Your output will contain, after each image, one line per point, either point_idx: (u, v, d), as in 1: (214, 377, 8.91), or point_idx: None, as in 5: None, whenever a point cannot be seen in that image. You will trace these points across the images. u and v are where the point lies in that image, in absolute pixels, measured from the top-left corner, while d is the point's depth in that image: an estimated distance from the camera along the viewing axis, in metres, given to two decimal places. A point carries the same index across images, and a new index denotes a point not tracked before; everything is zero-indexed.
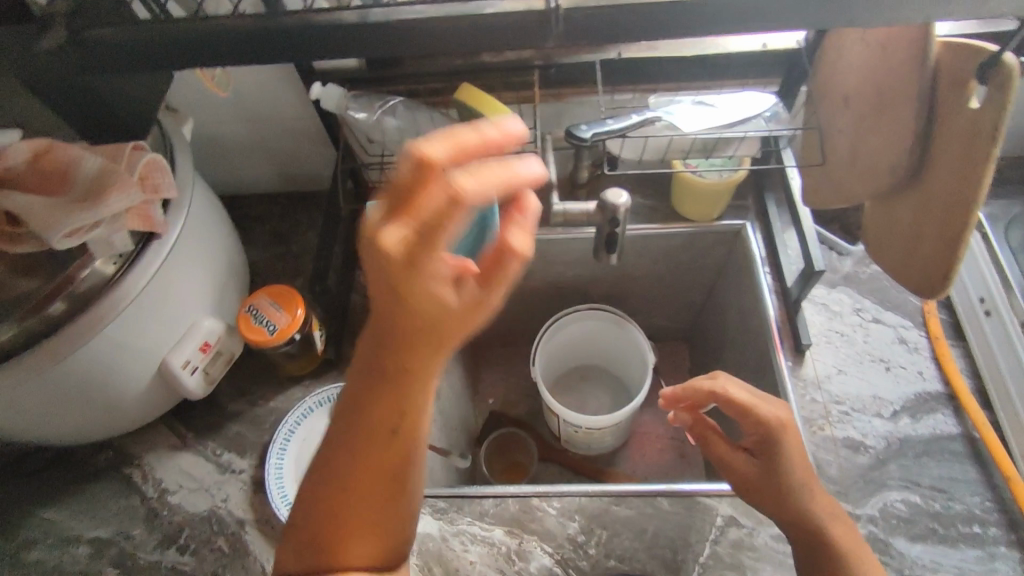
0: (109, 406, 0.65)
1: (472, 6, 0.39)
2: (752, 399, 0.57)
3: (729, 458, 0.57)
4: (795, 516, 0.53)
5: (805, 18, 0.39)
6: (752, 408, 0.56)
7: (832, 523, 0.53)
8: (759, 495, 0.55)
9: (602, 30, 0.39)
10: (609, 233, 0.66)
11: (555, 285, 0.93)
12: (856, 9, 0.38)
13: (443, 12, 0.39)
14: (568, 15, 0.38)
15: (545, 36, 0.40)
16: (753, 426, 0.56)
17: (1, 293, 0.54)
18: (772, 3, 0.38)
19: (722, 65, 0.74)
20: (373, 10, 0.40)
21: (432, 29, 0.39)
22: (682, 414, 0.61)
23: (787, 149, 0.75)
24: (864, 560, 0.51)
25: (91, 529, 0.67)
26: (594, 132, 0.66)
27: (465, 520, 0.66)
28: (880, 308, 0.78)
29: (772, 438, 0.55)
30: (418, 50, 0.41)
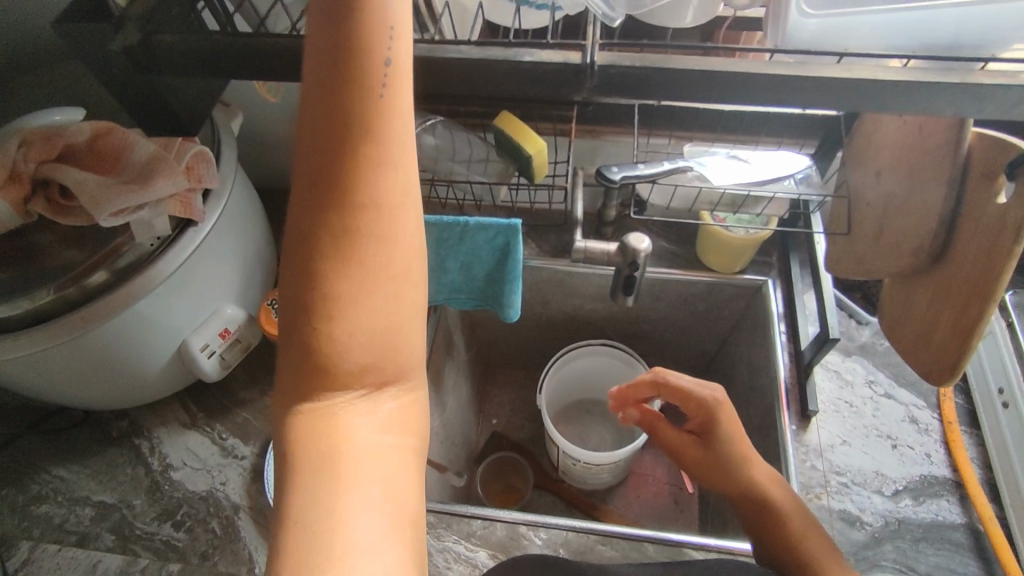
0: (126, 377, 0.68)
1: (513, 52, 0.40)
2: (693, 385, 0.63)
3: (672, 435, 0.64)
4: (737, 487, 0.58)
5: (839, 98, 0.39)
6: (693, 394, 0.63)
7: (768, 486, 0.57)
8: (708, 472, 0.60)
9: (635, 87, 0.40)
10: (628, 276, 0.66)
11: (570, 316, 0.94)
12: (888, 96, 0.38)
13: (488, 54, 0.40)
14: (603, 70, 0.39)
15: (579, 86, 0.41)
16: (692, 408, 0.63)
17: (45, 261, 0.57)
18: (805, 80, 0.38)
19: (760, 123, 0.75)
20: (419, 42, 0.42)
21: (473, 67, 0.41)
22: (631, 410, 0.68)
23: (815, 213, 0.76)
24: (799, 516, 0.55)
25: (96, 493, 0.70)
26: (624, 175, 0.67)
27: (452, 537, 0.66)
28: (894, 384, 0.77)
29: (711, 418, 0.61)
30: (460, 86, 0.42)
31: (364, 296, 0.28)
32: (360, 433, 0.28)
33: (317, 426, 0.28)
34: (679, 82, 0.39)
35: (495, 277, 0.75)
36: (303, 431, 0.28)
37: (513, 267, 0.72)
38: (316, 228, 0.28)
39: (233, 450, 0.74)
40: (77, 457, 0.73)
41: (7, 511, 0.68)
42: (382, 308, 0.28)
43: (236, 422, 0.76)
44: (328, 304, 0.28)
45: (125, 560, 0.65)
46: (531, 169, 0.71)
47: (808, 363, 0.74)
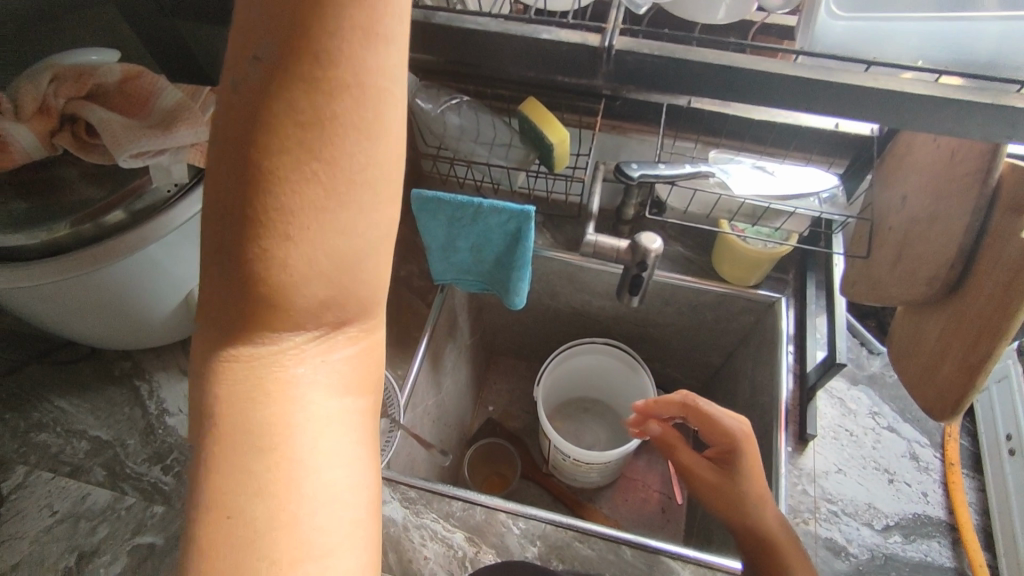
0: (133, 319, 0.70)
1: (531, 28, 0.40)
2: (720, 413, 0.62)
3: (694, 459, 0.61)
4: (747, 526, 0.56)
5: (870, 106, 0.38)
6: (717, 420, 0.62)
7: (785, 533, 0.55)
8: (718, 501, 0.58)
9: (653, 77, 0.40)
10: (635, 275, 0.65)
11: (577, 312, 0.93)
12: (914, 106, 0.37)
13: (506, 28, 0.40)
14: (620, 55, 0.39)
15: (595, 71, 0.41)
16: (717, 434, 0.62)
17: (65, 195, 0.59)
18: (828, 87, 0.37)
19: (789, 136, 0.74)
20: (442, 13, 0.42)
21: (492, 41, 0.41)
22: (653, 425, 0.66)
23: (837, 234, 0.74)
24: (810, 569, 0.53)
25: (94, 428, 0.72)
26: (643, 173, 0.66)
27: (430, 515, 0.66)
28: (898, 418, 0.75)
29: (734, 450, 0.60)
30: (476, 58, 0.43)
31: (334, 209, 0.25)
32: (311, 396, 0.28)
33: (260, 382, 0.28)
34: (699, 76, 0.39)
35: (505, 263, 0.75)
36: (243, 385, 0.27)
37: (523, 254, 0.72)
38: (277, 151, 0.24)
39: None
40: (80, 390, 0.75)
41: (9, 435, 0.71)
42: (347, 234, 0.26)
43: None
44: (282, 217, 0.25)
45: (112, 496, 0.67)
46: (552, 157, 0.70)
47: (812, 386, 0.73)
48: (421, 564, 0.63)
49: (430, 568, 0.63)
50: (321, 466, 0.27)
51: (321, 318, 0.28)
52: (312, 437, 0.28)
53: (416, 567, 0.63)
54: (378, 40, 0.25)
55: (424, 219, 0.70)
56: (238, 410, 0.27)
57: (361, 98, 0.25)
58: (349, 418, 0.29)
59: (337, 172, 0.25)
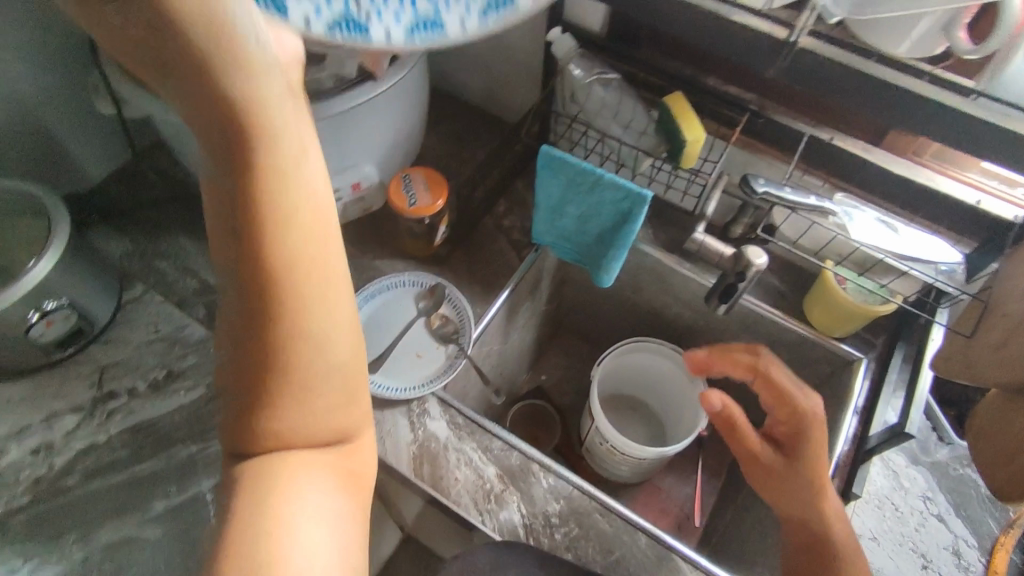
0: None
1: (726, 10, 0.52)
2: (789, 386, 0.65)
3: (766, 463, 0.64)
4: (794, 503, 0.60)
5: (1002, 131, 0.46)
6: (787, 393, 0.65)
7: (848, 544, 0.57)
8: (772, 482, 0.62)
9: (818, 75, 0.50)
10: (731, 283, 0.67)
11: (654, 312, 0.94)
12: None
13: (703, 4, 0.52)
14: (801, 50, 0.50)
15: (767, 60, 0.52)
16: (786, 419, 0.65)
17: None
18: None
19: (925, 201, 0.72)
20: None
21: (690, 19, 0.53)
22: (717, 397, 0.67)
23: (944, 309, 0.72)
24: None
25: (206, 273, 0.80)
26: (767, 191, 0.67)
27: (471, 444, 0.68)
28: (950, 510, 0.73)
29: (802, 425, 0.63)
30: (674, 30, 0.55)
31: (278, 394, 0.34)
32: (301, 482, 0.35)
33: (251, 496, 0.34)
34: None
35: (605, 239, 0.78)
36: (244, 512, 0.34)
37: (627, 233, 0.74)
38: (248, 345, 0.33)
39: None
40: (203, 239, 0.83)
41: (138, 256, 0.80)
42: (297, 403, 0.34)
43: None
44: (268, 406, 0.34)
45: (206, 334, 0.75)
46: (681, 152, 0.72)
47: (872, 449, 0.71)
48: (450, 484, 0.66)
49: (458, 491, 0.65)
50: (311, 527, 0.34)
51: (284, 416, 0.34)
52: (320, 376, 0.34)
53: (444, 484, 0.66)
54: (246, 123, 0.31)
55: (546, 174, 0.73)
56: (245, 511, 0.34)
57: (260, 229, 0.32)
58: (350, 356, 0.36)
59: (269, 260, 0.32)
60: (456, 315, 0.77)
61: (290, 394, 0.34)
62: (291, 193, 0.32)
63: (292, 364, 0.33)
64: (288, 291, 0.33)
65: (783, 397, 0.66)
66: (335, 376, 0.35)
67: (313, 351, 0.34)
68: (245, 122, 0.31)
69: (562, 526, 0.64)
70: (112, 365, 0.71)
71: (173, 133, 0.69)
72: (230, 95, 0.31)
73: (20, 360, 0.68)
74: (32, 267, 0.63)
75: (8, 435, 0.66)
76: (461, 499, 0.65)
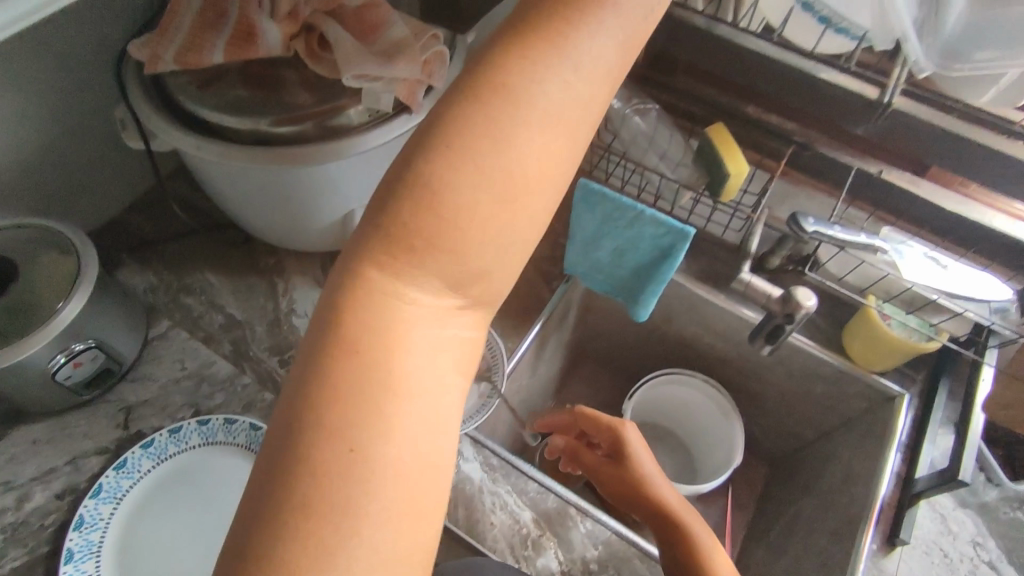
0: (296, 219, 0.73)
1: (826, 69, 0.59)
2: (600, 426, 0.66)
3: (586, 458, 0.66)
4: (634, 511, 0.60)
5: None
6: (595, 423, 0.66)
7: (659, 521, 0.57)
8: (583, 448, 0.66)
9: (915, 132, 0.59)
10: (778, 325, 0.63)
11: (685, 342, 0.93)
12: None
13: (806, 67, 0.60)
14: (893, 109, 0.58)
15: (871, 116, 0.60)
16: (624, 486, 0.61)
17: (275, 93, 0.62)
18: None
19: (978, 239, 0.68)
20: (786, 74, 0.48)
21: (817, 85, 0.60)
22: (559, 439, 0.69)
23: (994, 348, 0.69)
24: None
25: (233, 305, 0.78)
26: (819, 231, 0.62)
27: (506, 487, 0.67)
28: (1002, 556, 0.70)
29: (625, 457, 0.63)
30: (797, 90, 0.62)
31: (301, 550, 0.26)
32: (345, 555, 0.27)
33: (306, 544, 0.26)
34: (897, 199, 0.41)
35: (644, 273, 0.75)
36: (306, 494, 0.27)
37: (665, 269, 0.73)
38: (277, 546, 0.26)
39: None
40: (229, 269, 0.81)
41: (162, 288, 0.78)
42: (369, 493, 0.28)
43: None
44: (303, 514, 0.27)
45: (234, 370, 0.72)
46: (725, 188, 0.69)
47: (924, 493, 0.68)
48: (485, 529, 0.65)
49: (493, 536, 0.65)
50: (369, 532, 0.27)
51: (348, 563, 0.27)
52: (372, 486, 0.28)
53: (480, 529, 0.65)
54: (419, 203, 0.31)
55: (582, 209, 0.72)
56: (316, 498, 0.27)
57: (343, 473, 0.27)
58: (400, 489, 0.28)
59: (320, 456, 0.27)
60: (488, 350, 0.76)
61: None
62: (378, 415, 0.29)
63: (358, 483, 0.27)
64: (339, 449, 0.28)
65: (596, 417, 0.66)
66: (395, 500, 0.28)
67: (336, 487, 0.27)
68: (337, 415, 0.28)
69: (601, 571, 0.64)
70: (140, 404, 0.69)
71: (199, 162, 0.67)
72: (336, 337, 0.30)
73: (45, 402, 0.66)
74: (59, 310, 0.60)
75: (33, 479, 0.64)
76: (497, 545, 0.65)
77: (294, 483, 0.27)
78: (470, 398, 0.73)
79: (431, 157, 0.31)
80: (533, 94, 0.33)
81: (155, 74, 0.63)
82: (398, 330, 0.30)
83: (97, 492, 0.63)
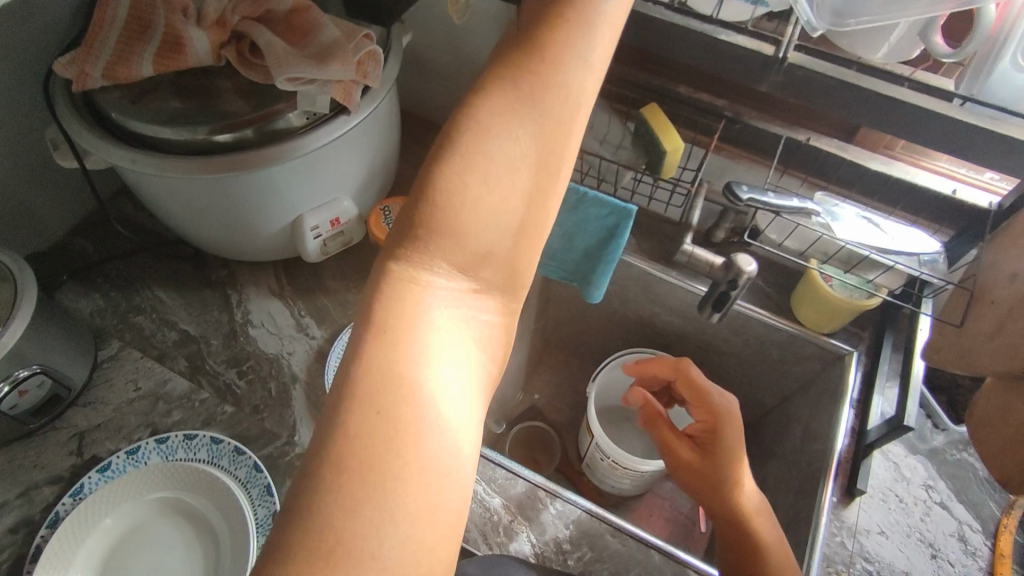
0: (244, 232, 0.74)
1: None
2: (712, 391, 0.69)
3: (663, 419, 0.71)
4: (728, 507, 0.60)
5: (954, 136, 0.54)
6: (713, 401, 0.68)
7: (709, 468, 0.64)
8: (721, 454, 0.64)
9: (813, 86, 0.57)
10: (723, 292, 0.67)
11: (644, 323, 0.95)
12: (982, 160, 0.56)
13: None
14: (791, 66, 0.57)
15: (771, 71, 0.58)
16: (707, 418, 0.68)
17: (213, 104, 0.62)
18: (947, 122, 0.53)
19: (902, 195, 0.73)
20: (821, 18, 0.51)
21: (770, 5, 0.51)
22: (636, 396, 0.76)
23: (928, 298, 0.73)
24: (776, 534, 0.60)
25: (186, 322, 0.77)
26: (751, 197, 0.67)
27: (473, 476, 0.67)
28: (952, 496, 0.71)
29: (715, 427, 0.66)
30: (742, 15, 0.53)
31: (349, 487, 0.29)
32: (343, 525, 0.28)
33: (353, 495, 0.29)
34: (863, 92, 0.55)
35: (592, 255, 0.77)
36: (335, 499, 0.29)
37: (614, 248, 0.74)
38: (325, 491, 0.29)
39: (306, 328, 0.77)
40: (180, 288, 0.80)
41: (111, 311, 0.77)
42: (393, 526, 0.29)
43: (316, 306, 0.79)
44: (322, 514, 0.29)
45: (191, 385, 0.72)
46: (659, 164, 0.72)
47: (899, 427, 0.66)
48: None
49: (463, 525, 0.64)
50: (433, 453, 0.31)
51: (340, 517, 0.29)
52: (432, 453, 0.31)
53: None
54: (551, 89, 0.41)
55: None
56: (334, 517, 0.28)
57: (389, 476, 0.30)
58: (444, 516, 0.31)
59: (375, 479, 0.29)
60: None
61: (378, 481, 0.29)
62: (393, 417, 0.31)
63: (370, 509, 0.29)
64: (396, 459, 0.30)
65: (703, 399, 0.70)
66: (371, 496, 0.29)
67: (492, 176, 0.38)
68: (362, 395, 0.31)
69: (570, 550, 0.64)
70: (94, 429, 0.68)
71: (137, 179, 0.66)
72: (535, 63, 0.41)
73: None
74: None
75: None
76: (469, 535, 0.64)
77: (390, 454, 0.30)
78: None
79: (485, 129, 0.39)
80: (504, 162, 0.39)
81: (87, 93, 0.63)
82: (470, 206, 0.37)
83: (51, 520, 0.61)
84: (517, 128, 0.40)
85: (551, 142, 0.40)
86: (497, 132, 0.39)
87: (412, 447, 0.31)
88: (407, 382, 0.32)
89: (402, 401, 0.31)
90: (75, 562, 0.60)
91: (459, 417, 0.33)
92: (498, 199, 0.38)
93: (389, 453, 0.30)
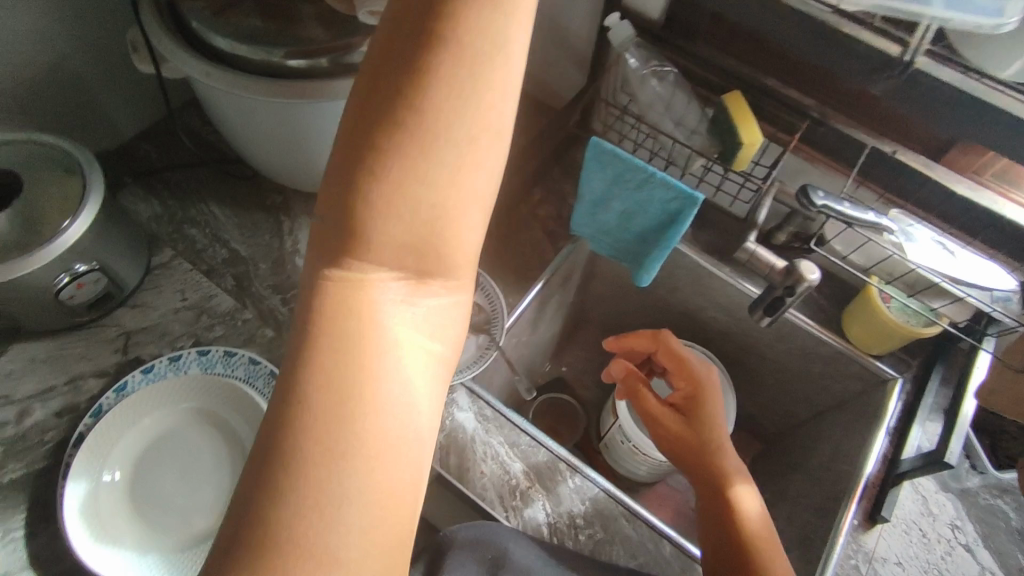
0: (302, 161, 0.74)
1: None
2: (694, 359, 0.70)
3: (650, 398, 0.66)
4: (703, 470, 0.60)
5: None
6: (693, 368, 0.69)
7: (693, 464, 0.61)
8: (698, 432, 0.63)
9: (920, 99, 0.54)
10: (778, 297, 0.65)
11: (686, 314, 0.93)
12: None
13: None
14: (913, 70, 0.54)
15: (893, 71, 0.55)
16: (687, 387, 0.68)
17: (294, 27, 0.61)
18: None
19: (986, 227, 0.69)
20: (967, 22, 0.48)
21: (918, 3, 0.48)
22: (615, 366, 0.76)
23: (992, 338, 0.70)
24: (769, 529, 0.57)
25: (237, 241, 0.78)
26: (826, 204, 0.64)
27: (498, 438, 0.67)
28: (978, 541, 0.69)
29: (699, 398, 0.66)
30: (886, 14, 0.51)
31: (297, 493, 0.28)
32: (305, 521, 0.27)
33: (297, 505, 0.27)
34: None
35: (650, 238, 0.75)
36: (286, 508, 0.27)
37: (673, 234, 0.72)
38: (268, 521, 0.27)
39: None
40: (235, 207, 0.81)
41: (166, 219, 0.79)
42: (337, 513, 0.28)
43: None
44: (263, 530, 0.27)
45: (234, 305, 0.73)
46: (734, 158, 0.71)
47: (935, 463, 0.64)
48: (476, 477, 0.65)
49: (481, 484, 0.65)
50: (392, 424, 0.30)
51: (278, 531, 0.27)
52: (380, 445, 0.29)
53: (469, 478, 0.65)
54: None
55: (596, 168, 0.71)
56: (272, 525, 0.27)
57: (323, 475, 0.28)
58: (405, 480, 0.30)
59: (314, 480, 0.28)
60: (489, 307, 0.74)
61: (313, 487, 0.28)
62: (335, 404, 0.29)
63: (313, 515, 0.28)
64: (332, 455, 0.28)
65: (685, 367, 0.70)
66: (302, 495, 0.28)
67: (434, 133, 0.31)
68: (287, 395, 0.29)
69: (582, 526, 0.64)
70: (140, 331, 0.70)
71: (209, 94, 0.66)
72: None
73: (47, 320, 0.66)
74: (64, 228, 0.60)
75: (34, 395, 0.65)
76: (485, 493, 0.65)
77: (322, 452, 0.28)
78: (467, 349, 0.72)
79: (404, 63, 0.31)
80: (445, 103, 0.31)
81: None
82: (417, 160, 0.31)
83: (94, 411, 0.63)
84: (457, 66, 0.31)
85: (484, 85, 0.31)
86: (420, 68, 0.31)
87: (361, 436, 0.29)
88: (345, 363, 0.30)
89: (341, 375, 0.29)
90: (110, 456, 0.62)
91: (420, 394, 0.31)
92: (441, 157, 0.31)
93: (327, 456, 0.28)
